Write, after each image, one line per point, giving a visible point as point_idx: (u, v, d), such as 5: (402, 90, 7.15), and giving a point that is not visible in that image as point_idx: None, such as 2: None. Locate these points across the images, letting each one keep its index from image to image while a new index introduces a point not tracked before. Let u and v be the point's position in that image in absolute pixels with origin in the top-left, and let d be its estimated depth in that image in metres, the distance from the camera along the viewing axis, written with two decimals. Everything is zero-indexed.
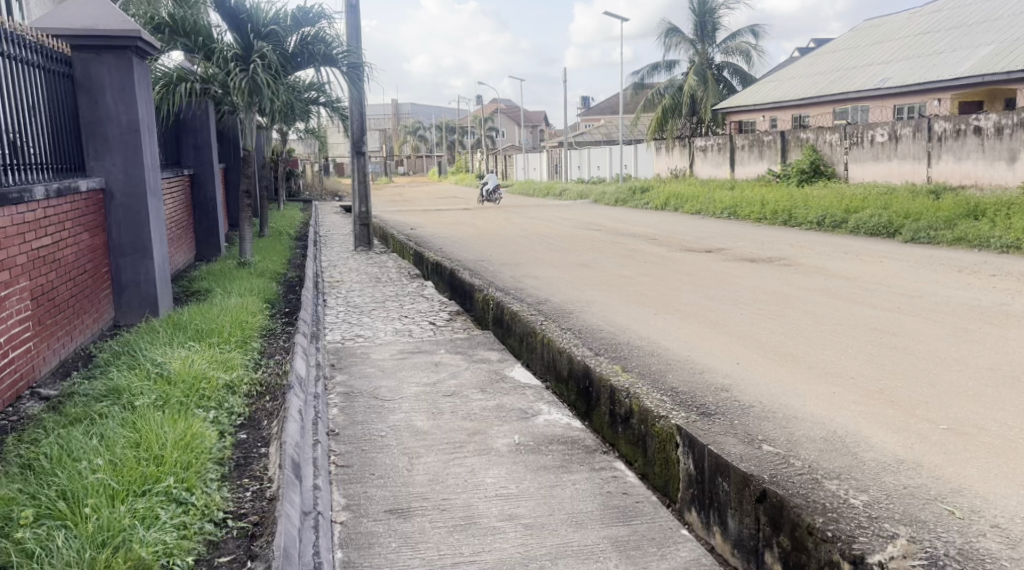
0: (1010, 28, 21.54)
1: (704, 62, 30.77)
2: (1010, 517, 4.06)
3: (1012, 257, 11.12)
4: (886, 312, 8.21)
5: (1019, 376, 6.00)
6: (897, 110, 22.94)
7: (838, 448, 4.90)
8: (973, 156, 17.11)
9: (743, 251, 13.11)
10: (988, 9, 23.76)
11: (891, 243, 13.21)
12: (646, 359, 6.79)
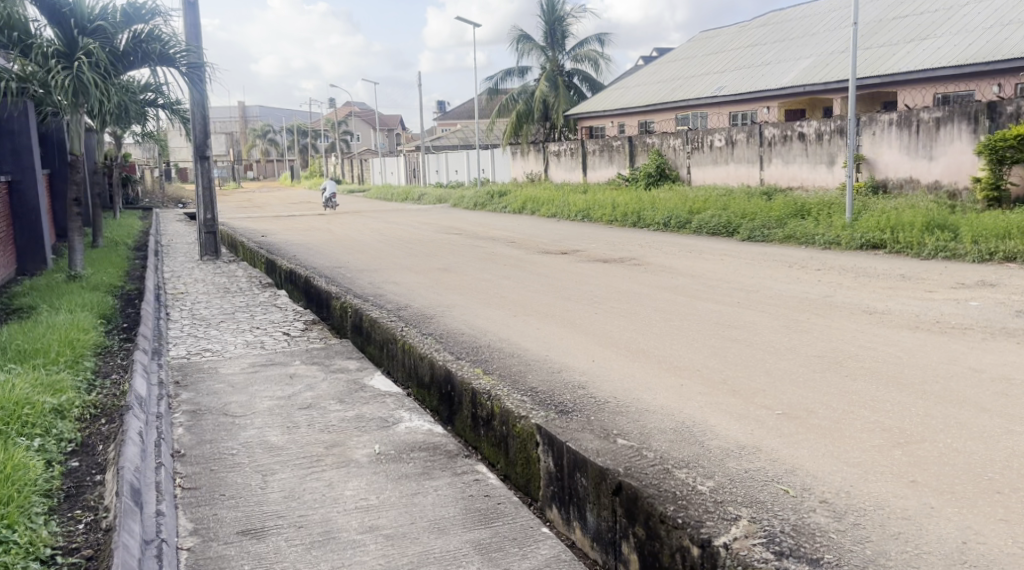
0: (827, 42, 23.16)
1: (555, 69, 31.36)
2: (837, 492, 4.29)
3: (837, 252, 11.85)
4: (726, 307, 8.55)
5: (843, 361, 6.37)
6: (732, 117, 24.08)
7: (687, 437, 5.04)
8: (799, 160, 18.14)
9: (595, 252, 13.40)
10: (809, 25, 25.45)
11: (731, 242, 13.82)
12: (506, 361, 6.79)
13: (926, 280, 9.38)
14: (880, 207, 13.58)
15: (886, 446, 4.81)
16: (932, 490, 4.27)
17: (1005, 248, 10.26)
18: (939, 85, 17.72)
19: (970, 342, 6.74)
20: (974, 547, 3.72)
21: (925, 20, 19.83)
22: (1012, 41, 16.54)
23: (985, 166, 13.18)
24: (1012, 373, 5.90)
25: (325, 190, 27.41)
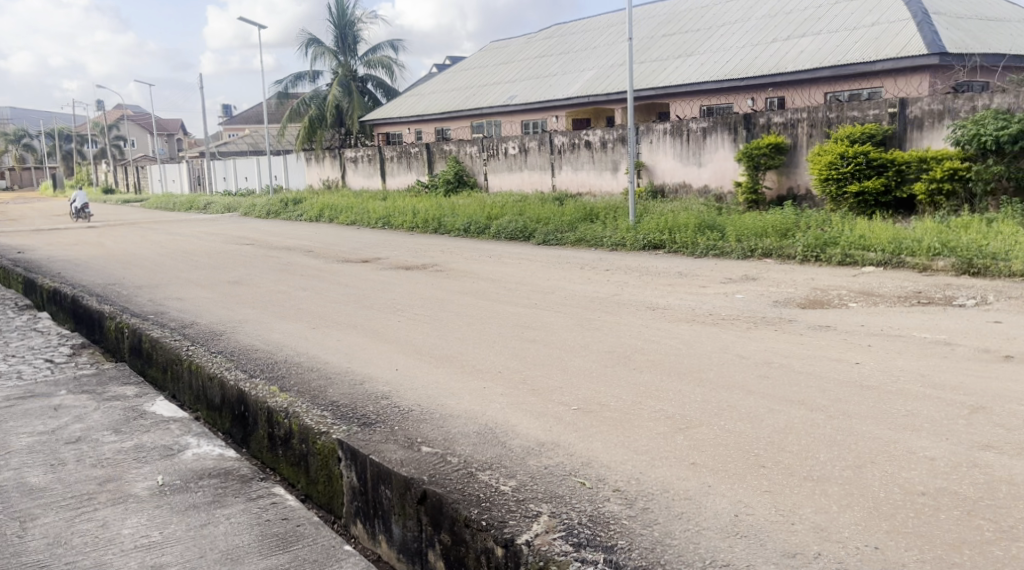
0: (607, 56, 24.30)
1: (347, 75, 30.88)
2: (628, 479, 4.45)
3: (626, 253, 12.40)
4: (522, 309, 8.70)
5: (633, 355, 6.64)
6: (524, 125, 24.70)
7: (489, 440, 5.06)
8: (586, 166, 18.87)
9: (396, 259, 13.27)
10: (590, 38, 26.61)
11: (526, 246, 14.14)
12: (304, 375, 6.55)
13: (700, 276, 10.00)
14: (661, 210, 14.35)
15: (670, 432, 5.05)
16: (709, 469, 4.53)
17: (762, 245, 11.10)
18: (703, 98, 18.93)
19: (738, 331, 7.21)
20: (746, 519, 4.00)
21: (691, 37, 21.25)
22: (762, 58, 18.07)
23: (744, 171, 14.34)
24: (773, 358, 6.36)
25: (75, 200, 25.81)
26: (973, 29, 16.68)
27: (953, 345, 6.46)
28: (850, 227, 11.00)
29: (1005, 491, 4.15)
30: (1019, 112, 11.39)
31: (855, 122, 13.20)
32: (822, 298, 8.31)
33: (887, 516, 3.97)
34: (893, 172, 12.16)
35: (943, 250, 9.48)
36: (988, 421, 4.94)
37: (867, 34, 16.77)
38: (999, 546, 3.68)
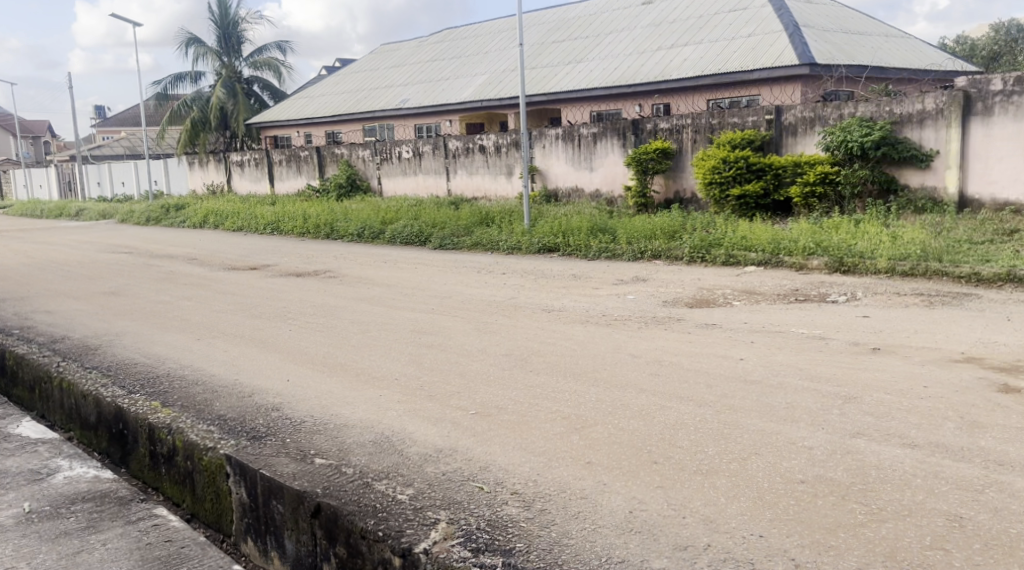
0: (498, 61, 24.52)
1: (231, 76, 30.10)
2: (526, 481, 4.57)
3: (521, 257, 12.55)
4: (417, 314, 8.73)
5: (529, 358, 6.76)
6: (417, 129, 24.65)
7: (385, 448, 5.08)
8: (481, 171, 19.00)
9: (286, 266, 13.04)
10: (481, 43, 26.79)
11: (421, 251, 14.15)
12: (190, 390, 6.39)
13: (593, 278, 10.24)
14: (556, 214, 14.58)
15: (566, 433, 5.18)
16: (604, 467, 4.69)
17: (652, 247, 11.44)
18: (593, 104, 19.36)
19: (629, 331, 7.43)
20: (640, 515, 4.18)
21: (580, 44, 21.68)
22: (647, 66, 18.61)
23: (634, 175, 14.72)
24: (663, 356, 6.58)
25: None
26: (840, 41, 17.66)
27: (827, 339, 6.85)
28: (733, 228, 11.46)
29: (875, 475, 4.45)
30: (881, 119, 12.16)
31: (735, 128, 13.75)
32: (708, 297, 8.66)
33: (770, 505, 4.21)
34: (770, 176, 12.75)
35: (817, 250, 10.02)
36: (859, 410, 5.28)
37: (744, 44, 17.51)
38: (871, 527, 3.97)
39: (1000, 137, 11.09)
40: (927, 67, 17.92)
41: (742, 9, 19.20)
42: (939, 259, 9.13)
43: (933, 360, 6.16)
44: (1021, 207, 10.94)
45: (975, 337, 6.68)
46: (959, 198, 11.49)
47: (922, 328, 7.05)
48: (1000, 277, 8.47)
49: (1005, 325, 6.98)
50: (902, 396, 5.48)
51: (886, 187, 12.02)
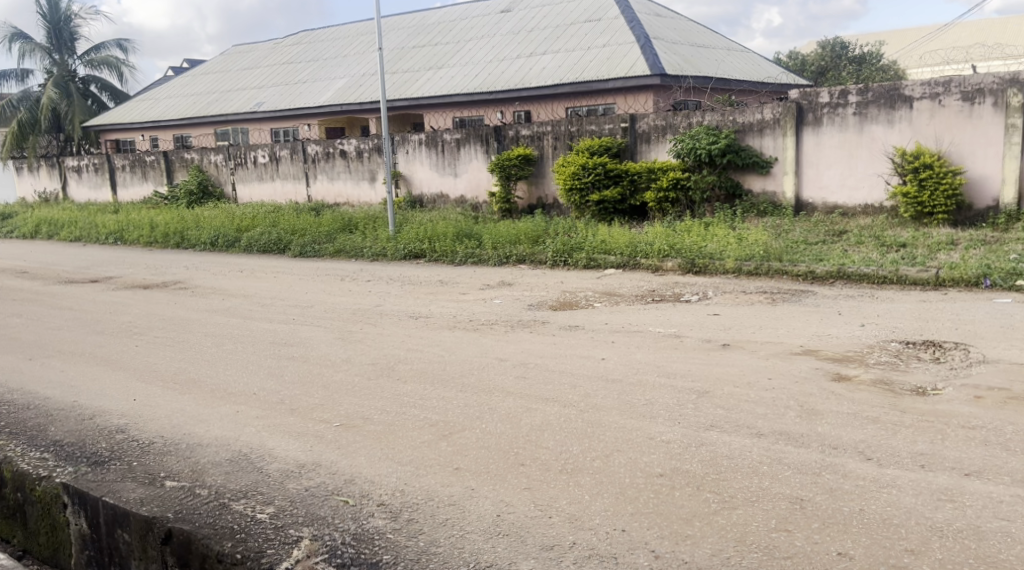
0: (357, 65, 24.30)
1: (65, 74, 28.45)
2: (392, 491, 4.62)
3: (383, 264, 12.53)
4: (279, 325, 8.59)
5: (394, 366, 6.77)
6: (274, 133, 24.13)
7: (243, 466, 5.01)
8: (342, 177, 18.79)
9: (132, 278, 12.51)
10: (339, 47, 26.48)
11: (281, 259, 13.88)
12: (21, 414, 6.07)
13: (457, 284, 10.35)
14: (419, 220, 14.58)
15: (433, 440, 5.25)
16: (471, 473, 4.79)
17: (515, 252, 11.64)
18: (455, 110, 19.49)
19: (495, 335, 7.56)
20: (507, 518, 4.32)
21: (440, 50, 21.79)
22: (507, 73, 18.91)
23: (497, 182, 14.91)
24: (527, 358, 6.73)
25: None
26: (687, 53, 18.54)
27: (681, 337, 7.19)
28: (593, 232, 11.80)
29: (726, 464, 4.74)
30: (725, 128, 12.86)
31: (593, 135, 14.15)
32: (570, 300, 8.92)
33: (630, 500, 4.44)
34: (626, 182, 13.22)
35: (671, 252, 10.48)
36: (711, 404, 5.58)
37: (599, 54, 18.08)
38: (723, 515, 4.25)
39: (829, 145, 12.02)
40: (764, 78, 19.20)
41: (596, 20, 19.82)
42: (780, 259, 9.76)
43: (777, 354, 6.58)
44: (848, 210, 11.97)
45: (812, 330, 7.19)
46: (795, 201, 12.40)
47: (767, 323, 7.52)
48: (834, 275, 9.14)
49: (838, 318, 7.54)
50: (749, 389, 5.84)
51: (732, 192, 12.75)
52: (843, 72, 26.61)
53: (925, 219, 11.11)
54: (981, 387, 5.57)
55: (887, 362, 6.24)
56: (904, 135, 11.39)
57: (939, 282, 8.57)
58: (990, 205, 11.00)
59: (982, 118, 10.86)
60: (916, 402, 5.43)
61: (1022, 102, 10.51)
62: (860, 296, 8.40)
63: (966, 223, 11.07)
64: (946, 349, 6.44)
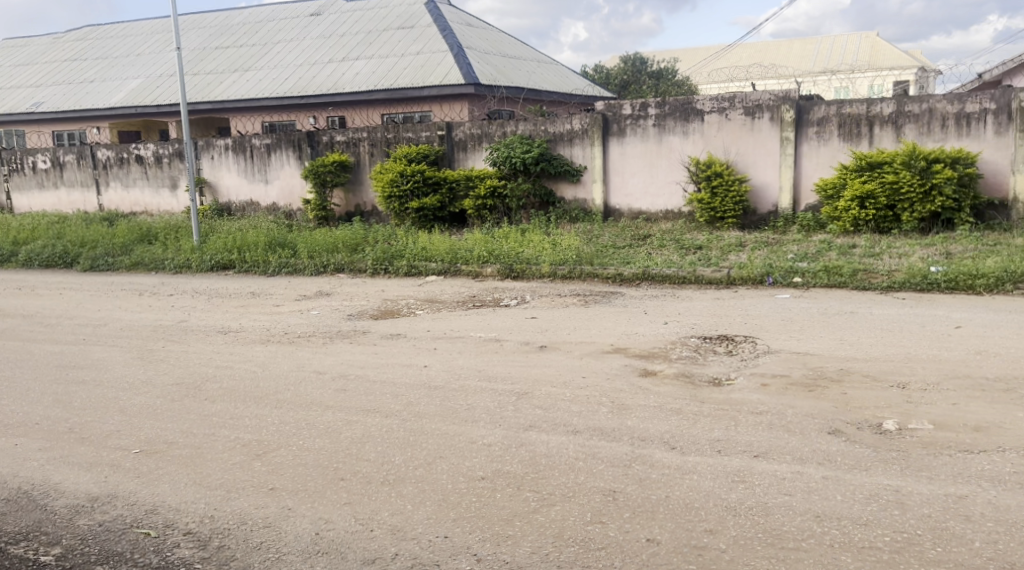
0: (152, 64, 23.18)
1: None
2: (200, 519, 4.56)
3: (185, 277, 12.03)
4: (69, 346, 8.08)
5: (201, 386, 6.53)
6: (57, 135, 22.61)
7: (23, 505, 4.77)
8: (139, 185, 17.90)
9: None
10: (131, 45, 25.13)
11: (69, 274, 12.99)
12: None
13: (271, 296, 10.14)
14: (225, 229, 14.06)
15: (246, 460, 5.17)
16: (288, 492, 4.77)
17: (333, 261, 11.51)
18: (264, 114, 19.03)
19: (313, 348, 7.49)
20: (326, 535, 4.37)
21: (247, 51, 21.18)
22: (318, 78, 18.65)
23: (312, 189, 14.61)
24: (348, 370, 6.72)
25: None
26: (498, 63, 19.04)
27: (501, 340, 7.42)
28: (413, 240, 11.87)
29: (545, 463, 4.96)
30: (537, 137, 13.30)
31: (409, 142, 14.17)
32: (391, 309, 8.96)
33: (453, 506, 4.58)
34: (445, 190, 13.37)
35: (490, 258, 10.71)
36: (530, 405, 5.81)
37: (412, 61, 18.20)
38: (542, 513, 4.47)
39: (633, 155, 12.78)
40: (572, 90, 20.09)
41: (408, 27, 19.95)
42: (591, 263, 10.23)
43: (590, 353, 6.93)
44: (650, 215, 12.86)
45: (621, 330, 7.61)
46: (604, 208, 13.09)
47: (580, 325, 7.89)
48: (640, 277, 9.71)
49: (644, 317, 8.04)
50: (565, 388, 6.12)
51: (546, 199, 13.22)
52: (642, 85, 28.18)
53: (717, 223, 12.10)
54: (767, 375, 6.14)
55: (687, 357, 6.72)
56: (698, 145, 12.36)
57: (731, 281, 9.31)
58: (770, 210, 12.20)
59: (761, 131, 12.01)
60: (713, 392, 5.89)
61: (793, 117, 11.72)
62: (664, 296, 8.99)
63: (751, 227, 12.23)
64: (737, 342, 7.03)
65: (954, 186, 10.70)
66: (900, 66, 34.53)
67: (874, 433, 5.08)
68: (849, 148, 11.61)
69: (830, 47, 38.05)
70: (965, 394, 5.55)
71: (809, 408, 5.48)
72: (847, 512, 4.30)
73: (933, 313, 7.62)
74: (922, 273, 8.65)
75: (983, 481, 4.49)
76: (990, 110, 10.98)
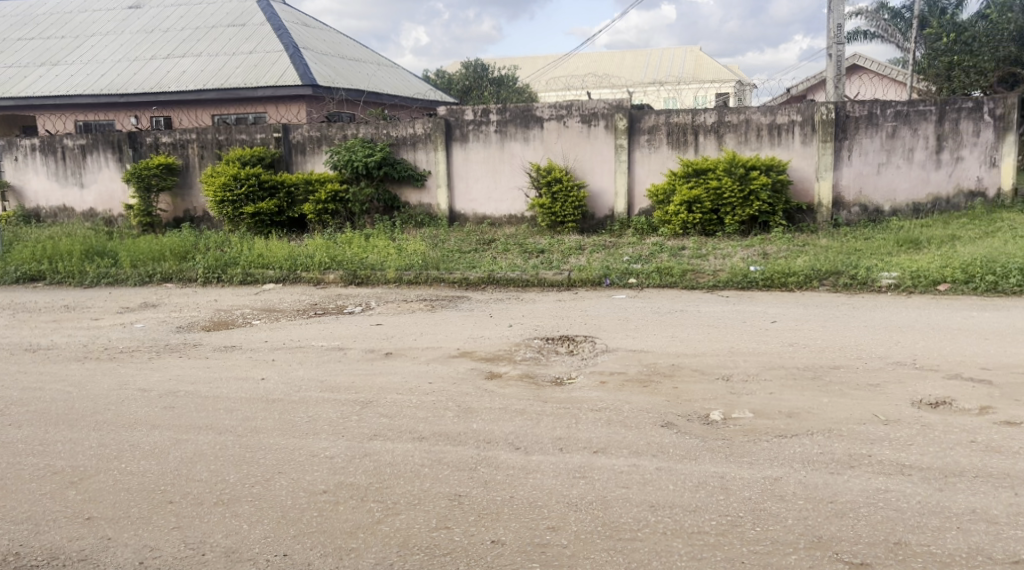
0: None
1: None
2: (5, 557, 4.26)
3: None
4: None
5: (6, 411, 6.04)
6: None
7: None
8: None
9: None
10: None
11: None
12: None
13: (89, 309, 9.53)
14: (32, 237, 13.09)
15: (59, 489, 4.84)
16: (107, 520, 4.52)
17: (159, 270, 10.93)
18: (78, 112, 17.89)
19: (137, 363, 7.09)
20: (152, 563, 4.18)
21: (57, 44, 19.86)
22: (139, 75, 17.73)
23: (134, 193, 13.82)
24: (177, 386, 6.39)
25: None
26: (337, 65, 18.75)
27: (345, 349, 7.29)
28: (248, 247, 11.47)
29: (390, 471, 4.91)
30: (379, 141, 13.17)
31: (243, 144, 13.68)
32: (225, 319, 8.62)
33: (293, 522, 4.47)
34: (283, 194, 13.01)
35: (332, 264, 10.51)
36: (374, 413, 5.74)
37: (244, 60, 17.62)
38: (386, 522, 4.43)
39: (476, 160, 12.89)
40: (413, 94, 20.07)
41: (239, 25, 19.29)
42: (437, 267, 10.24)
43: (436, 358, 6.92)
44: (495, 220, 13.02)
45: (467, 334, 7.64)
46: (449, 213, 13.12)
47: (426, 330, 7.87)
48: (484, 280, 9.80)
49: (489, 321, 8.11)
50: (411, 395, 6.08)
51: (390, 204, 13.11)
52: (483, 91, 28.48)
53: (558, 227, 12.41)
54: (605, 372, 6.33)
55: (531, 358, 6.83)
56: (538, 151, 12.61)
57: (571, 283, 9.54)
58: (607, 215, 12.62)
59: (597, 138, 12.40)
60: (555, 392, 6.01)
61: (626, 125, 12.18)
62: (508, 299, 9.11)
63: (590, 231, 12.61)
64: (578, 342, 7.20)
65: (769, 191, 11.46)
66: (721, 79, 36.48)
67: (702, 424, 5.34)
68: (677, 155, 12.18)
69: (659, 58, 39.70)
70: (781, 382, 5.93)
71: (644, 403, 5.69)
72: (679, 501, 4.49)
73: (753, 309, 8.10)
74: (742, 272, 9.18)
75: (796, 463, 4.80)
76: (797, 122, 11.83)
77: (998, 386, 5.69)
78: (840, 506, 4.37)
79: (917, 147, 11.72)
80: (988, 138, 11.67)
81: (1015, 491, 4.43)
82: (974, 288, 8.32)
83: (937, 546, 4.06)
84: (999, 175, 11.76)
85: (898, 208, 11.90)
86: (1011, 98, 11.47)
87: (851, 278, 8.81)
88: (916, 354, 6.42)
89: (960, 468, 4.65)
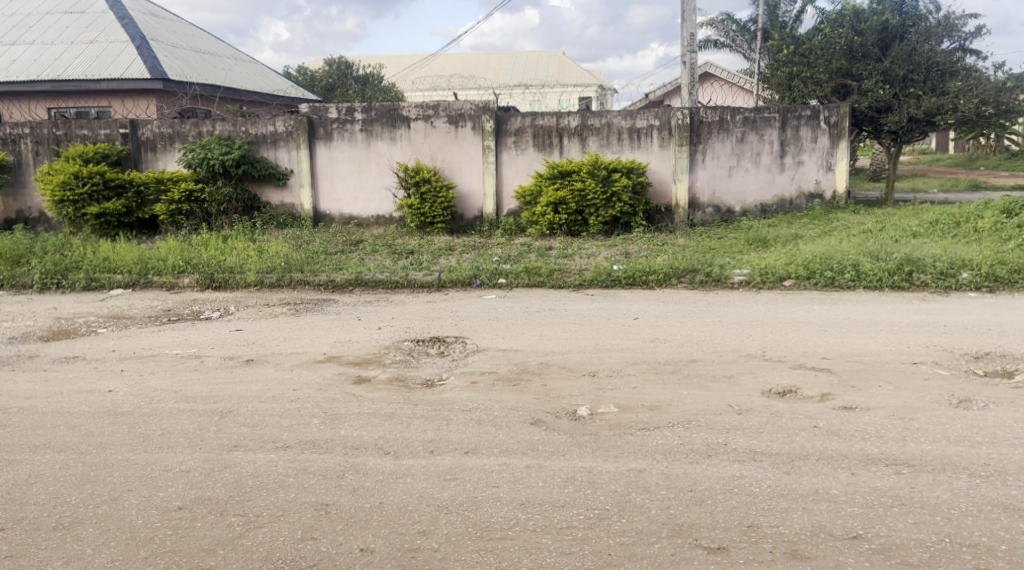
0: None
1: None
2: None
3: None
4: None
5: None
6: None
7: None
8: None
9: None
10: None
11: None
12: None
13: None
14: None
15: None
16: None
17: None
18: None
19: None
20: None
21: None
22: None
23: None
24: (10, 403, 5.90)
25: None
26: (189, 58, 17.94)
27: (201, 357, 6.92)
28: (93, 250, 10.78)
29: (251, 484, 4.66)
30: (238, 138, 12.68)
31: (86, 140, 12.86)
32: (66, 329, 8.04)
33: (144, 543, 4.18)
34: (132, 194, 12.28)
35: (187, 267, 10.01)
36: (235, 423, 5.46)
37: (86, 49, 16.60)
38: (248, 537, 4.21)
39: (341, 159, 12.61)
40: (272, 90, 19.49)
41: (78, 12, 18.13)
42: (300, 269, 9.91)
43: (300, 364, 6.66)
44: (361, 220, 12.76)
45: (334, 337, 7.41)
46: (313, 213, 12.77)
47: (290, 335, 7.57)
48: (351, 283, 9.56)
49: (356, 324, 7.90)
50: (273, 402, 5.83)
51: (249, 203, 12.62)
52: (347, 90, 27.94)
53: (427, 228, 12.25)
54: (475, 372, 6.26)
55: (401, 360, 6.68)
56: (406, 152, 12.45)
57: (441, 284, 9.43)
58: (476, 215, 12.58)
59: (465, 140, 12.35)
60: (425, 393, 5.90)
61: (493, 127, 12.17)
62: (377, 301, 8.93)
63: (460, 232, 12.56)
64: (448, 342, 7.11)
65: (630, 193, 11.72)
66: (583, 83, 37.19)
67: (569, 420, 5.34)
68: (543, 157, 12.29)
69: (523, 61, 39.94)
70: (643, 377, 6.01)
71: (513, 402, 5.65)
72: (547, 497, 4.47)
73: (617, 306, 8.22)
74: (606, 271, 9.31)
75: (658, 454, 4.86)
76: (655, 126, 12.12)
77: (836, 373, 5.97)
78: (698, 495, 4.44)
79: (764, 152, 12.31)
80: (824, 144, 12.52)
81: (853, 471, 4.62)
82: (815, 283, 8.74)
83: (786, 526, 4.18)
84: (835, 178, 12.64)
85: (748, 208, 12.44)
86: (844, 108, 12.34)
87: (706, 276, 9.07)
88: (765, 346, 6.66)
89: (805, 452, 4.82)
